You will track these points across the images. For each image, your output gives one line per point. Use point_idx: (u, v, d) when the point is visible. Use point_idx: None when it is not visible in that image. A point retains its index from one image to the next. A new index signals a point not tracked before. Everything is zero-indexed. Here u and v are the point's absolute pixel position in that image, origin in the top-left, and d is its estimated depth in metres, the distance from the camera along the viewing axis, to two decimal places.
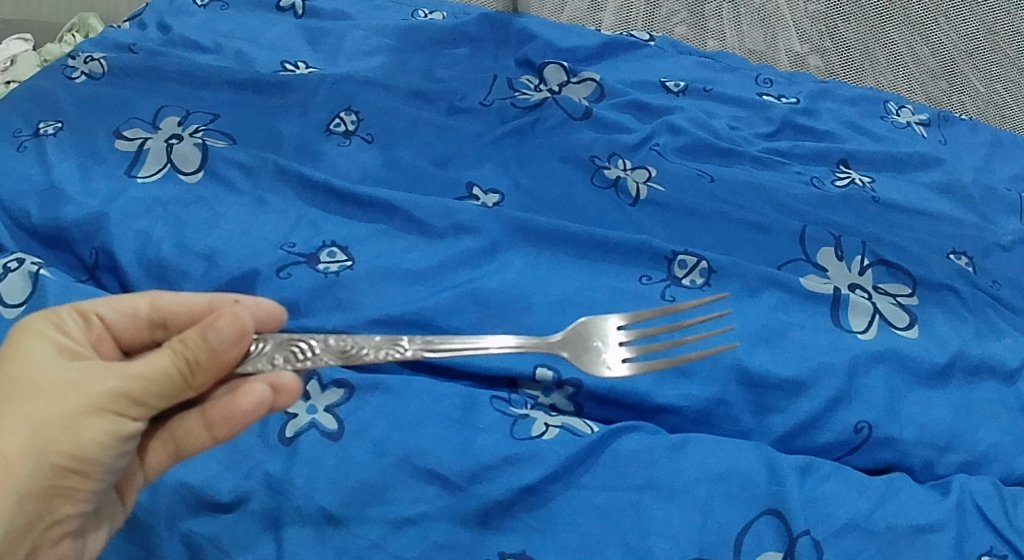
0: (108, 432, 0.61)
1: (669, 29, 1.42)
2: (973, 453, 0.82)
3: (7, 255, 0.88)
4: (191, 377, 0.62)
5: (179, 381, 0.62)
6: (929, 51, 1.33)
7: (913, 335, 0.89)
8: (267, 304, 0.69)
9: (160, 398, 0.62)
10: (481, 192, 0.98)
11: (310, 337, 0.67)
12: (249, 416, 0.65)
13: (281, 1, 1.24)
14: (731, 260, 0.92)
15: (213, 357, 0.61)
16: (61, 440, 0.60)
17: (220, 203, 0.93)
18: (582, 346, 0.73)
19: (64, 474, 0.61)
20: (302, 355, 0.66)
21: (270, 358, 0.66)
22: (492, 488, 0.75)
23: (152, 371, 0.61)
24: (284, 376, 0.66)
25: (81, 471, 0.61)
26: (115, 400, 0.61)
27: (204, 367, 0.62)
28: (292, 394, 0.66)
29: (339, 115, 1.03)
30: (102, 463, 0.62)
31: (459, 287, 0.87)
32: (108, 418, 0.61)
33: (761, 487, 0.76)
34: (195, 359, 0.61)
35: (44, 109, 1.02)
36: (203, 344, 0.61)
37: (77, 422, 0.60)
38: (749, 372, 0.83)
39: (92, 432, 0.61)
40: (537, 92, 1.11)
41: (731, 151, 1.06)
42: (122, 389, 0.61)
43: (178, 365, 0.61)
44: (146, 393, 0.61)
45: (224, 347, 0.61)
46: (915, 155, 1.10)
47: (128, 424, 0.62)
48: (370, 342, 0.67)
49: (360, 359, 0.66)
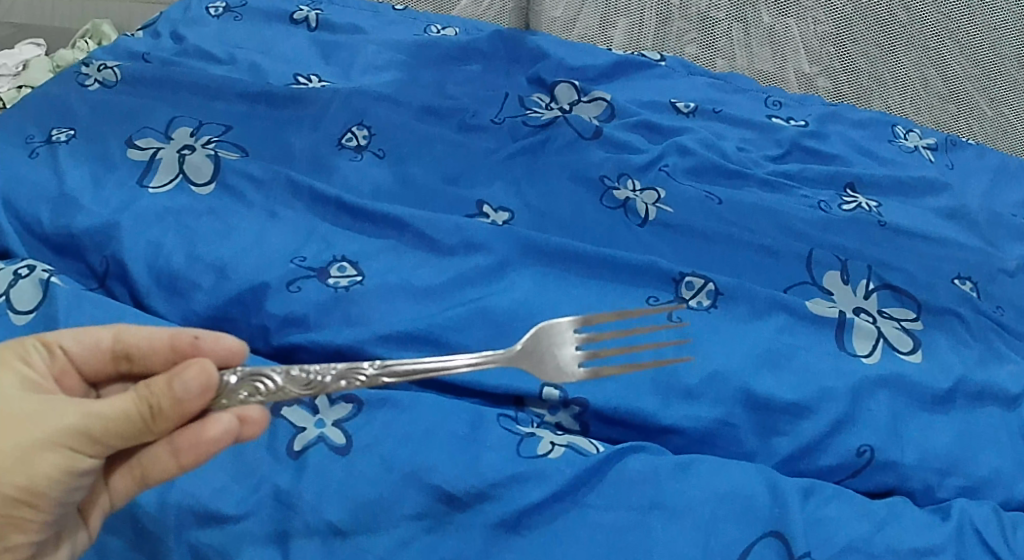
0: (60, 468, 0.62)
1: (680, 49, 1.44)
2: (973, 478, 0.83)
3: (17, 261, 0.89)
4: (153, 422, 0.62)
5: (139, 425, 0.62)
6: (937, 74, 1.34)
7: (916, 360, 0.90)
8: (229, 341, 0.68)
9: (120, 439, 0.62)
10: (491, 210, 0.99)
11: (273, 370, 0.66)
12: (214, 447, 0.65)
13: (295, 14, 1.26)
14: (738, 282, 0.92)
15: (175, 405, 0.62)
16: (14, 473, 0.61)
17: (231, 215, 0.94)
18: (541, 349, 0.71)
19: (14, 504, 0.62)
20: (265, 390, 0.66)
21: (235, 394, 0.66)
22: (497, 507, 0.75)
23: (113, 412, 0.62)
24: (252, 410, 0.66)
25: (31, 503, 0.62)
26: (73, 436, 0.62)
27: (166, 414, 0.62)
28: (258, 425, 0.66)
29: (351, 130, 1.04)
30: (53, 496, 0.63)
31: (467, 305, 0.88)
32: (62, 453, 0.62)
33: (764, 509, 0.76)
34: (158, 406, 0.62)
35: (58, 116, 1.03)
36: (167, 393, 0.61)
37: (31, 456, 0.61)
38: (754, 395, 0.84)
39: (45, 467, 0.61)
40: (547, 111, 1.12)
41: (740, 174, 1.07)
42: (80, 428, 0.61)
43: (140, 409, 0.62)
44: (105, 432, 0.62)
45: (189, 397, 0.62)
46: (921, 179, 1.11)
47: (83, 461, 0.63)
48: (333, 369, 0.66)
49: (325, 388, 0.66)
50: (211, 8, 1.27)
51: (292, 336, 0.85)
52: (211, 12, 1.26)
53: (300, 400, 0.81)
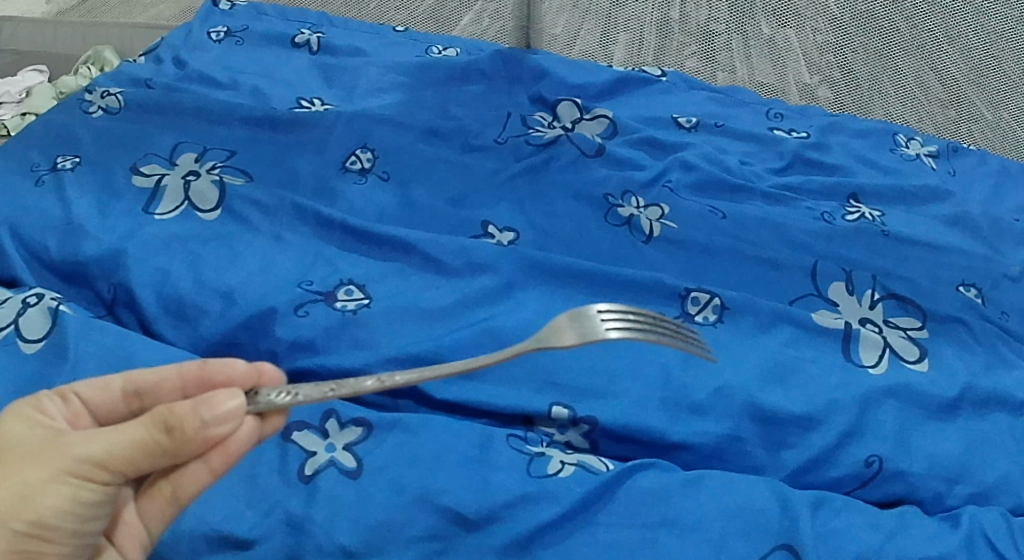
0: (68, 497, 0.62)
1: (680, 62, 1.45)
2: (983, 484, 0.82)
3: (26, 290, 0.89)
4: (168, 440, 0.61)
5: (152, 448, 0.62)
6: (937, 80, 1.35)
7: (923, 369, 0.90)
8: (266, 368, 0.68)
9: (129, 463, 0.62)
10: (496, 230, 1.00)
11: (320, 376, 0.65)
12: (245, 443, 0.65)
13: (297, 37, 1.27)
14: (743, 296, 0.93)
15: (199, 429, 0.61)
16: (22, 505, 0.61)
17: (237, 240, 0.94)
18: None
19: (26, 539, 0.62)
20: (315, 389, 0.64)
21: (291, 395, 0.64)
22: (509, 527, 0.75)
23: (124, 439, 0.61)
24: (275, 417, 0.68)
25: (43, 536, 0.62)
26: (82, 466, 0.62)
27: (187, 432, 0.61)
28: (276, 425, 0.68)
29: (355, 153, 1.05)
30: (65, 527, 0.63)
31: (475, 326, 0.88)
32: (71, 483, 0.62)
33: (775, 521, 0.76)
34: (178, 425, 0.61)
35: (63, 144, 1.03)
36: (193, 412, 0.61)
37: (38, 488, 0.61)
38: (762, 408, 0.84)
39: (52, 498, 0.61)
40: (549, 130, 1.12)
41: (743, 188, 1.07)
42: (87, 455, 0.61)
43: (152, 433, 0.61)
44: (112, 458, 0.62)
45: (216, 423, 0.62)
46: (923, 188, 1.12)
47: (91, 490, 0.62)
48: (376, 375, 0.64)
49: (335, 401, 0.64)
50: (213, 32, 1.29)
51: (299, 361, 0.85)
52: (213, 37, 1.28)
53: (310, 425, 0.81)
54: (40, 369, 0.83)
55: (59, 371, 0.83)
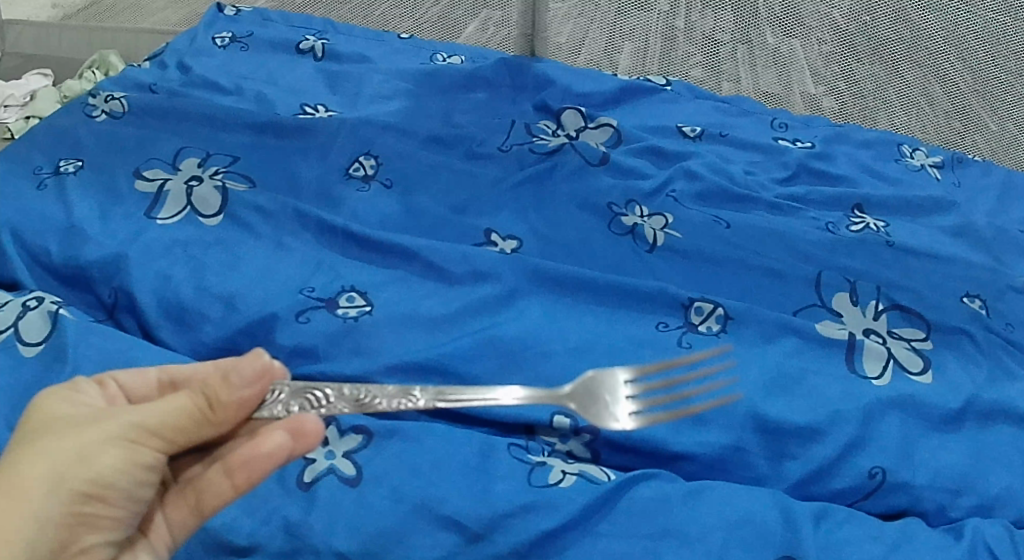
0: (124, 459, 0.61)
1: (685, 72, 1.45)
2: (986, 497, 0.82)
3: (27, 293, 0.89)
4: (211, 411, 0.61)
5: (200, 418, 0.61)
6: (943, 92, 1.34)
7: (927, 381, 0.89)
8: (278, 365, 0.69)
9: (180, 433, 0.61)
10: (499, 239, 0.99)
11: (323, 385, 0.68)
12: (270, 460, 0.62)
13: (302, 43, 1.27)
14: (747, 306, 0.92)
15: (232, 396, 0.61)
16: (80, 465, 0.60)
17: (239, 246, 0.94)
18: (589, 397, 0.73)
19: (83, 500, 0.60)
20: (317, 402, 0.67)
21: (285, 406, 0.66)
22: (509, 537, 0.75)
23: (171, 406, 0.61)
24: (308, 420, 0.62)
25: (101, 497, 0.61)
26: (133, 430, 0.61)
27: (223, 402, 0.61)
28: (315, 438, 0.62)
29: (358, 160, 1.05)
30: (121, 489, 0.61)
31: (478, 334, 0.88)
32: (124, 446, 0.61)
33: (777, 534, 0.76)
34: (215, 396, 0.61)
35: (66, 147, 1.03)
36: (223, 384, 0.61)
37: (95, 449, 0.60)
38: (766, 419, 0.83)
39: (109, 459, 0.60)
40: (554, 138, 1.12)
41: (747, 198, 1.07)
42: (138, 420, 0.61)
43: (197, 401, 0.61)
44: (161, 424, 0.61)
45: (247, 387, 0.61)
46: (928, 199, 1.11)
47: (146, 454, 0.61)
48: (383, 392, 0.68)
49: (375, 408, 0.67)
50: (218, 38, 1.29)
51: (299, 367, 0.85)
52: (218, 43, 1.28)
53: None
54: (38, 372, 0.83)
55: (58, 375, 0.82)
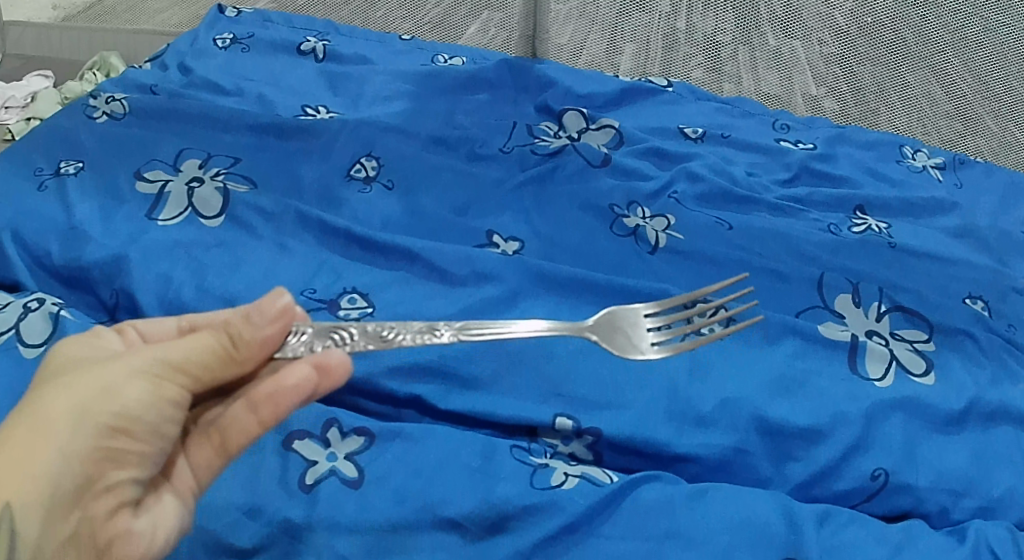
0: (149, 392, 0.61)
1: (686, 73, 1.45)
2: (989, 499, 0.82)
3: (28, 294, 0.89)
4: (234, 348, 0.63)
5: (224, 355, 0.63)
6: (944, 93, 1.34)
7: (930, 382, 0.89)
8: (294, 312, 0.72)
9: (205, 369, 0.63)
10: (501, 240, 0.99)
11: (347, 326, 0.69)
12: (294, 394, 0.65)
13: (303, 44, 1.27)
14: (750, 307, 0.92)
15: (255, 334, 0.63)
16: (104, 398, 0.61)
17: (241, 247, 0.94)
18: (610, 329, 0.77)
19: (110, 434, 0.61)
20: (341, 342, 0.68)
21: (308, 346, 0.68)
22: (512, 539, 0.74)
23: (195, 343, 0.63)
24: (332, 357, 0.66)
25: (127, 432, 0.61)
26: (157, 366, 0.62)
27: (246, 340, 0.63)
28: (341, 371, 0.66)
29: (360, 161, 1.04)
30: (148, 424, 0.62)
31: (480, 336, 0.88)
32: (149, 381, 0.62)
33: (780, 535, 0.75)
34: (238, 333, 0.63)
35: (67, 148, 1.03)
36: (245, 322, 0.63)
37: (121, 383, 0.61)
38: (769, 421, 0.83)
39: (135, 393, 0.61)
40: (556, 139, 1.12)
41: (749, 199, 1.07)
42: (163, 355, 0.62)
43: (220, 339, 0.63)
44: (186, 360, 0.62)
45: (268, 324, 0.64)
46: (930, 200, 1.11)
47: (172, 389, 0.62)
48: (410, 328, 0.69)
49: (398, 344, 0.68)
50: (219, 39, 1.29)
51: None
52: (219, 44, 1.28)
53: (311, 433, 0.80)
54: (39, 374, 0.83)
55: None
